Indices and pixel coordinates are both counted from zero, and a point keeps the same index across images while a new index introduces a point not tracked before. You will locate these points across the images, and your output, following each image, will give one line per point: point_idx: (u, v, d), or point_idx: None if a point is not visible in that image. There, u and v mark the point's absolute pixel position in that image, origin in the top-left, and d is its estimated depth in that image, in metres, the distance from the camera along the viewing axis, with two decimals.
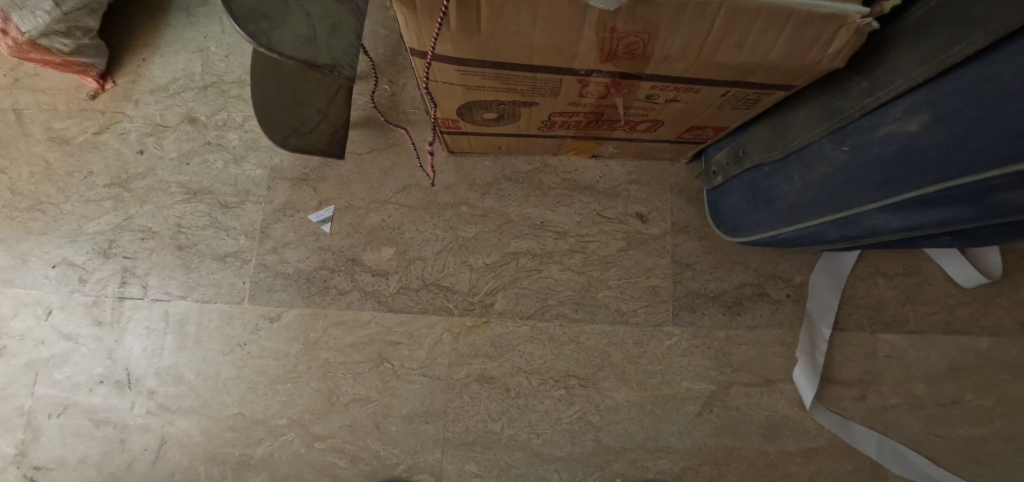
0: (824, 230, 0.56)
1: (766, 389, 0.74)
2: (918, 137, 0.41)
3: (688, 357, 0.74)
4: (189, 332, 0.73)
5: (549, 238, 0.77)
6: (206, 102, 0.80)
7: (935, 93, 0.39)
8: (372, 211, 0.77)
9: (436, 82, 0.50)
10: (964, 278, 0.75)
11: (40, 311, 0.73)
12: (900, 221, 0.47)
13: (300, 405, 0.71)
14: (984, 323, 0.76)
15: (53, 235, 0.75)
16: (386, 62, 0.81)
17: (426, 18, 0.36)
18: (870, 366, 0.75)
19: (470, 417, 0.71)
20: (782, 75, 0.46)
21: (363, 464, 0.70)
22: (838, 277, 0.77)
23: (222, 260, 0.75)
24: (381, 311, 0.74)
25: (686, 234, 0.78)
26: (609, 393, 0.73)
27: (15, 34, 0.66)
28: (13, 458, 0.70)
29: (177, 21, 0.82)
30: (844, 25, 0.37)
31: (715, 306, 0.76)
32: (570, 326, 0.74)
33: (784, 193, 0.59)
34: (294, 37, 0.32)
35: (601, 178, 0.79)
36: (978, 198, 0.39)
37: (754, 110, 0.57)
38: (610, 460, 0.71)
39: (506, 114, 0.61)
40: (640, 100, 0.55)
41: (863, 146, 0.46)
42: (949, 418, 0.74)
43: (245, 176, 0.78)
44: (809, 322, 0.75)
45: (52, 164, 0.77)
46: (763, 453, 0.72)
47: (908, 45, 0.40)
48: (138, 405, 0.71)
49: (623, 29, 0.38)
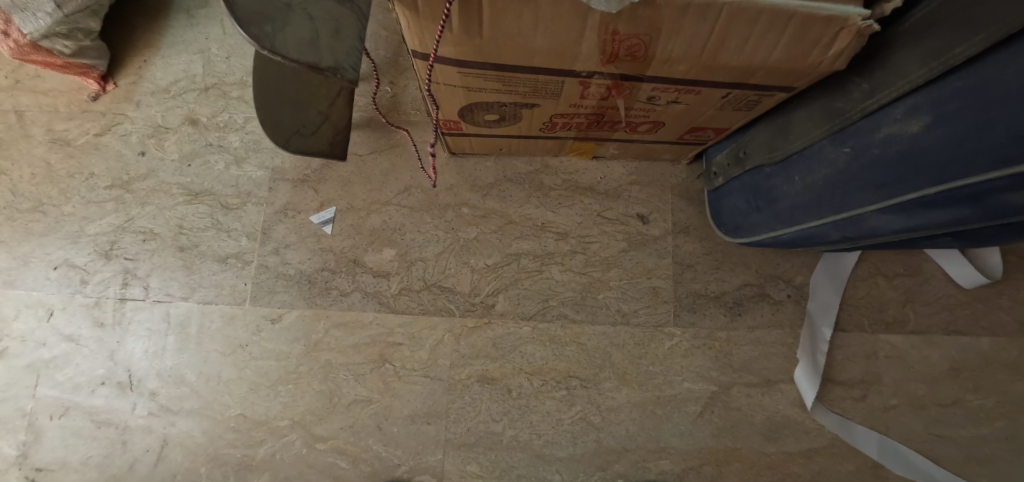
0: (825, 231, 0.56)
1: (767, 390, 0.74)
2: (919, 139, 0.41)
3: (690, 358, 0.74)
4: (190, 333, 0.73)
5: (550, 239, 0.77)
6: (207, 104, 0.80)
7: (936, 95, 0.39)
8: (374, 212, 0.77)
9: (438, 84, 0.50)
10: (965, 278, 0.75)
11: (41, 313, 0.74)
12: (901, 222, 0.47)
13: (302, 406, 0.71)
14: (984, 323, 0.76)
15: (54, 237, 0.75)
16: (387, 64, 0.81)
17: (428, 20, 0.36)
18: (871, 367, 0.75)
19: (471, 418, 0.71)
20: (783, 77, 0.47)
21: (365, 465, 0.70)
22: (839, 278, 0.77)
23: (224, 261, 0.75)
24: (382, 312, 0.74)
25: (687, 235, 0.78)
26: (610, 393, 0.73)
27: (17, 35, 0.66)
28: (15, 460, 0.70)
29: (179, 23, 0.83)
30: (845, 28, 0.37)
31: (716, 307, 0.76)
32: (571, 327, 0.75)
33: (785, 194, 0.59)
34: (297, 40, 0.32)
35: (602, 179, 0.79)
36: (979, 199, 0.39)
37: (755, 111, 0.57)
38: (612, 460, 0.71)
39: (508, 116, 0.61)
40: (641, 101, 0.55)
41: (864, 147, 0.47)
42: (950, 419, 0.74)
43: (247, 177, 0.78)
44: (809, 323, 0.76)
45: (53, 165, 0.77)
46: (763, 454, 0.72)
47: (909, 47, 0.40)
48: (140, 406, 0.71)
49: (624, 32, 0.39)
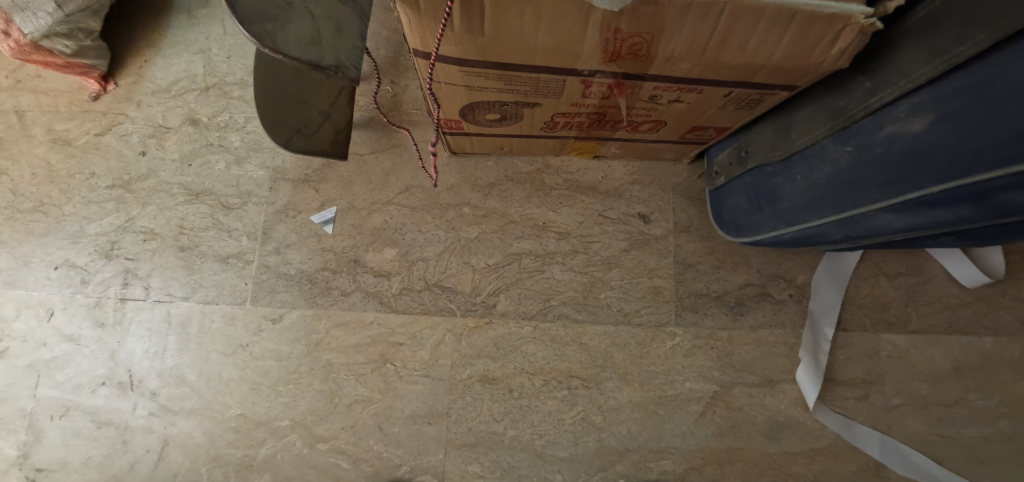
0: (828, 230, 0.56)
1: (769, 389, 0.74)
2: (923, 137, 0.41)
3: (691, 358, 0.74)
4: (191, 333, 0.73)
5: (551, 239, 0.77)
6: (207, 104, 0.80)
7: (940, 93, 0.39)
8: (375, 212, 0.77)
9: (439, 83, 0.50)
10: (967, 278, 0.75)
11: (42, 313, 0.73)
12: (903, 221, 0.47)
13: (302, 406, 0.71)
14: (986, 323, 0.76)
15: (54, 237, 0.75)
16: (388, 63, 0.81)
17: (430, 18, 0.36)
18: (873, 366, 0.75)
19: (472, 418, 0.71)
20: (786, 75, 0.46)
21: (366, 466, 0.70)
22: (841, 277, 0.76)
23: (224, 261, 0.75)
24: (383, 312, 0.74)
25: (688, 234, 0.78)
26: (612, 393, 0.73)
27: (18, 36, 0.67)
28: (15, 460, 0.70)
29: (179, 23, 0.83)
30: (848, 26, 0.37)
31: (717, 306, 0.76)
32: (573, 327, 0.74)
33: (787, 193, 0.58)
34: (298, 38, 0.32)
35: (603, 179, 0.79)
36: (982, 198, 0.39)
37: (757, 110, 0.57)
38: (613, 460, 0.71)
39: (509, 115, 0.61)
40: (643, 100, 0.55)
41: (867, 146, 0.46)
42: (952, 419, 0.73)
43: (247, 177, 0.78)
44: (811, 322, 0.75)
45: (53, 166, 0.77)
46: (765, 454, 0.72)
47: (912, 45, 0.40)
48: (140, 406, 0.71)
49: (626, 30, 0.38)
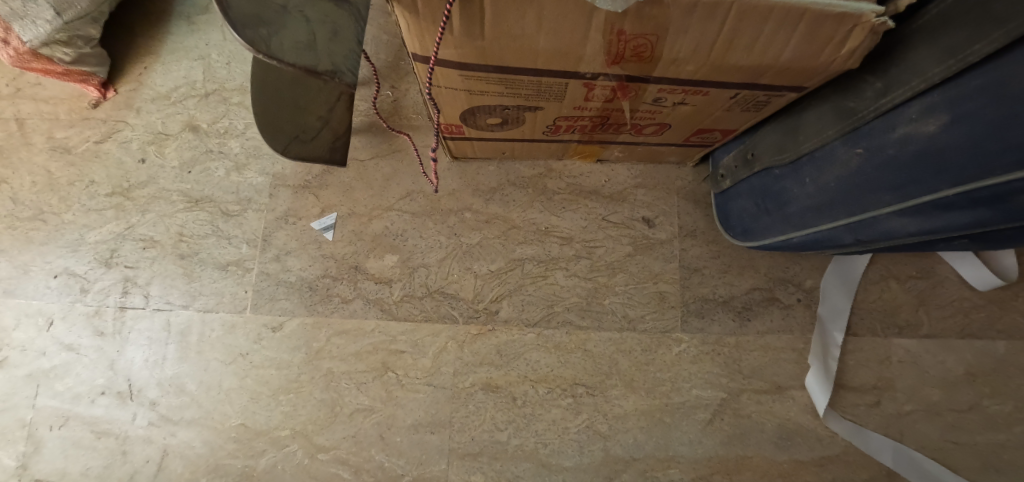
0: (838, 234, 0.54)
1: (777, 396, 0.72)
2: (937, 138, 0.39)
3: (698, 364, 0.73)
4: (190, 342, 0.72)
5: (554, 244, 0.76)
6: (207, 110, 0.79)
7: (954, 92, 0.37)
8: (374, 218, 0.76)
9: (439, 87, 0.49)
10: (979, 280, 0.73)
11: (41, 323, 0.73)
12: (916, 225, 0.45)
13: (302, 416, 0.70)
14: (1000, 327, 0.74)
15: (53, 246, 0.75)
16: (389, 68, 0.81)
17: (428, 21, 0.35)
18: (884, 372, 0.73)
19: (474, 427, 0.70)
20: (795, 77, 0.45)
21: (367, 475, 0.68)
22: (851, 280, 0.75)
23: (224, 269, 0.74)
24: (384, 319, 0.73)
25: (694, 238, 0.77)
26: (616, 401, 0.71)
27: (17, 43, 0.66)
28: (14, 471, 0.69)
29: (179, 29, 0.82)
30: (858, 24, 0.36)
31: (724, 312, 0.74)
32: (576, 334, 0.73)
33: (795, 196, 0.57)
34: (293, 43, 0.32)
35: (606, 182, 0.78)
36: (1000, 200, 0.37)
37: (763, 112, 0.56)
38: (620, 470, 0.69)
39: (511, 119, 0.60)
40: (648, 103, 0.54)
41: (878, 148, 0.45)
42: (967, 425, 0.72)
43: (246, 184, 0.77)
44: (820, 328, 0.74)
45: (53, 174, 0.77)
46: (774, 462, 0.70)
47: (926, 44, 0.39)
48: (140, 416, 0.70)
49: (630, 31, 0.37)
